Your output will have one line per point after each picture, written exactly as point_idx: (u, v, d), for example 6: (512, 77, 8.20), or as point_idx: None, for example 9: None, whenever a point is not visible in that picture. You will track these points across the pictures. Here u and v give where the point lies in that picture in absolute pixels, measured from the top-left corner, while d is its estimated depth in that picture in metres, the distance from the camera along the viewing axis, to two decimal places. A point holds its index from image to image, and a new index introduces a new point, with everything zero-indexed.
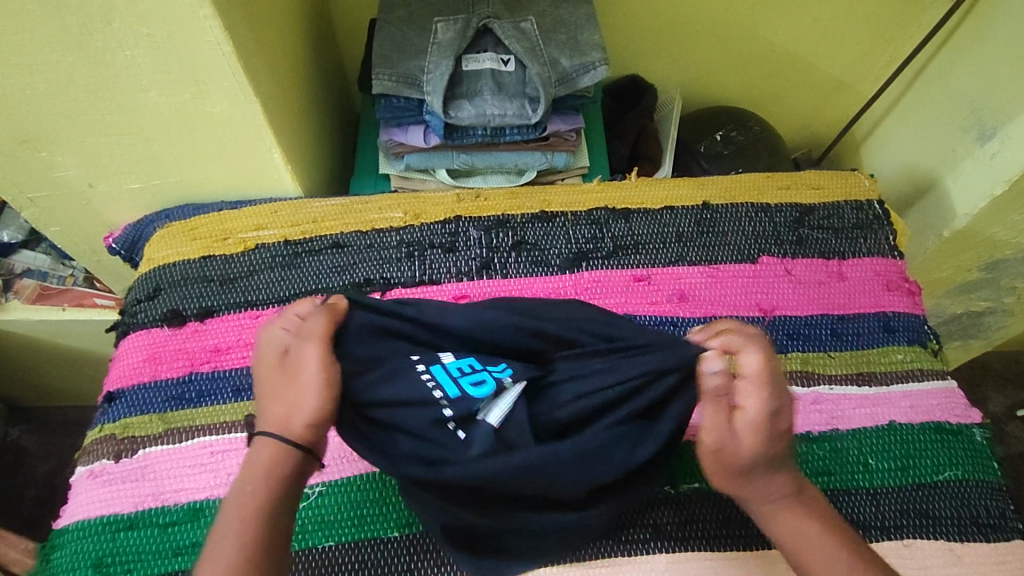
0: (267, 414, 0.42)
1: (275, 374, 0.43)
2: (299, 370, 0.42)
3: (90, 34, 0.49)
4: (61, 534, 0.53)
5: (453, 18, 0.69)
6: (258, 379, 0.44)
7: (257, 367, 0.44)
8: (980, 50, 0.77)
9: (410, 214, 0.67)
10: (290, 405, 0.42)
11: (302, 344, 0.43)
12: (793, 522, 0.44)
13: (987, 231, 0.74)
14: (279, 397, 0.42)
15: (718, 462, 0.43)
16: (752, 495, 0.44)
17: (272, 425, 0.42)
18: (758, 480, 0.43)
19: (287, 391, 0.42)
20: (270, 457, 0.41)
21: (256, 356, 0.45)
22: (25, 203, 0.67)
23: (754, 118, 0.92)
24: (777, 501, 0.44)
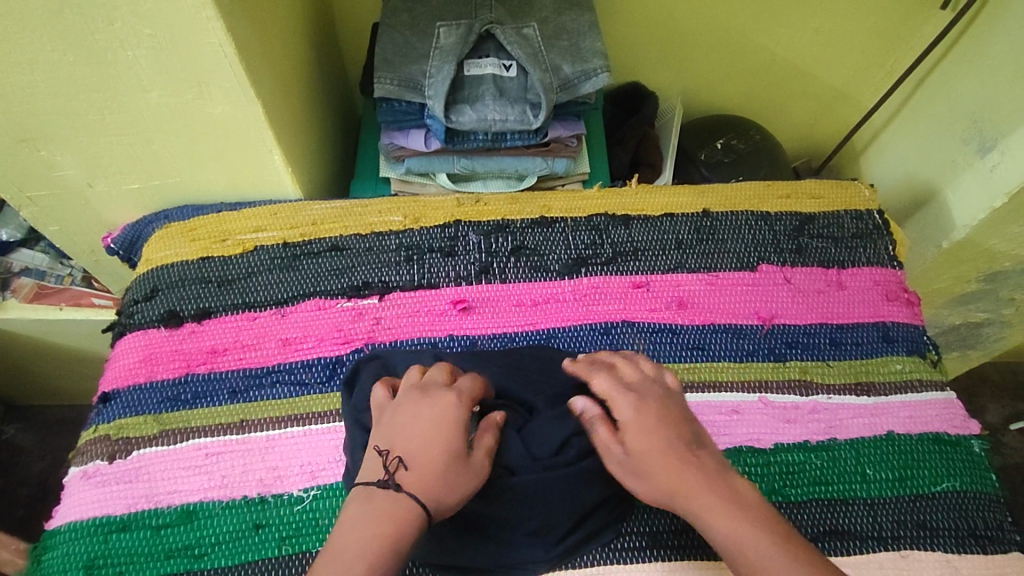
0: (423, 481, 0.41)
1: (454, 455, 0.43)
2: (475, 471, 0.43)
3: (91, 33, 0.49)
4: (52, 535, 0.52)
5: (455, 23, 0.69)
6: (411, 439, 0.43)
7: (420, 426, 0.44)
8: (980, 62, 0.77)
9: (410, 217, 0.67)
10: (446, 495, 0.42)
11: (482, 448, 0.45)
12: (724, 519, 0.42)
13: (987, 242, 0.74)
14: (444, 480, 0.42)
15: (636, 471, 0.45)
16: (682, 497, 0.43)
17: (422, 496, 0.41)
18: (678, 478, 0.44)
19: (450, 480, 0.42)
20: (405, 520, 0.40)
21: (425, 414, 0.44)
22: (24, 201, 0.67)
23: (754, 126, 0.92)
24: (701, 495, 0.43)
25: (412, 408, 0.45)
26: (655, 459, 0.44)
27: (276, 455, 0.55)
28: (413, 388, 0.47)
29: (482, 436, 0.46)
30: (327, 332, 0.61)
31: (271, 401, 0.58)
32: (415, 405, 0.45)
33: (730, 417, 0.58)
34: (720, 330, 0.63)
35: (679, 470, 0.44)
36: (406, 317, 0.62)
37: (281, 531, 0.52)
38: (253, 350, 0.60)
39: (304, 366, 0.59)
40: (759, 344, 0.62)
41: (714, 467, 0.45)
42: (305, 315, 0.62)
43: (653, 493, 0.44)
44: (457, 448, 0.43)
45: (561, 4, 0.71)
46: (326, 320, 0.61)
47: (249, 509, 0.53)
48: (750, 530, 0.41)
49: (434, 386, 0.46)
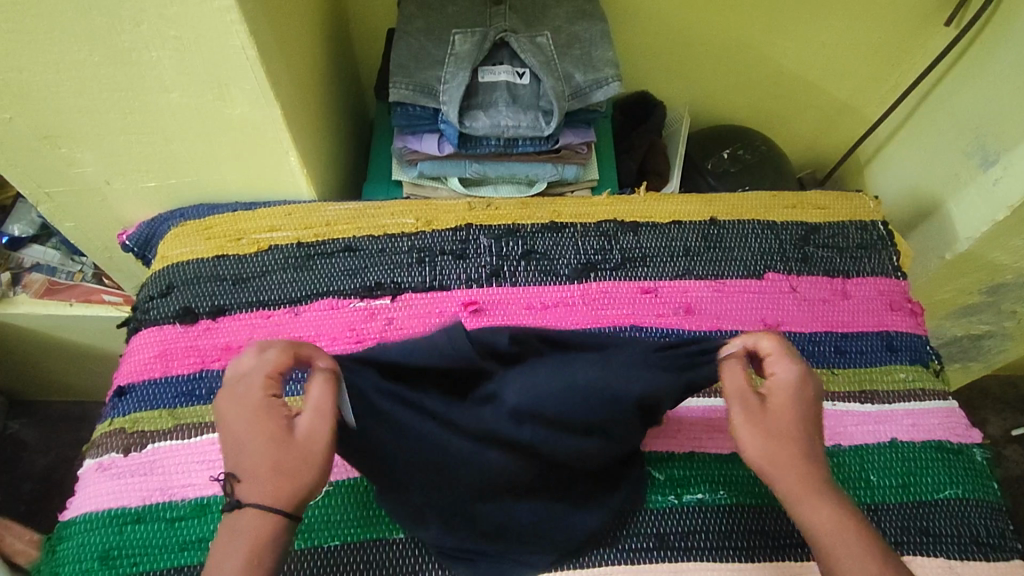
0: (258, 485, 0.40)
1: (268, 440, 0.41)
2: (307, 445, 0.41)
3: (117, 34, 0.50)
4: (67, 526, 0.53)
5: (470, 30, 0.70)
6: (227, 444, 0.41)
7: (240, 430, 0.41)
8: (984, 78, 0.78)
9: (422, 220, 0.68)
10: (306, 481, 0.40)
11: (308, 415, 0.42)
12: (820, 510, 0.43)
13: (989, 255, 0.75)
14: (277, 469, 0.40)
15: (754, 430, 0.46)
16: (789, 473, 0.44)
17: (269, 496, 0.39)
18: (793, 454, 0.44)
19: (291, 468, 0.40)
20: (260, 530, 0.39)
21: (233, 412, 0.42)
22: (42, 197, 0.68)
23: (760, 137, 0.93)
24: (809, 482, 0.44)
25: (228, 408, 0.42)
26: (774, 428, 0.45)
27: None
28: (230, 382, 0.44)
29: (309, 397, 0.43)
30: (340, 331, 0.62)
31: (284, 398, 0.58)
32: (228, 405, 0.42)
33: None
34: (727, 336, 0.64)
35: (794, 446, 0.45)
36: (417, 317, 0.63)
37: None
38: None
39: None
40: None
41: (826, 467, 0.45)
42: (318, 314, 0.62)
43: (762, 457, 0.45)
44: (274, 431, 0.41)
45: (574, 13, 0.72)
46: (339, 320, 0.62)
47: None
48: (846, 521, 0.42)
49: (236, 379, 0.43)
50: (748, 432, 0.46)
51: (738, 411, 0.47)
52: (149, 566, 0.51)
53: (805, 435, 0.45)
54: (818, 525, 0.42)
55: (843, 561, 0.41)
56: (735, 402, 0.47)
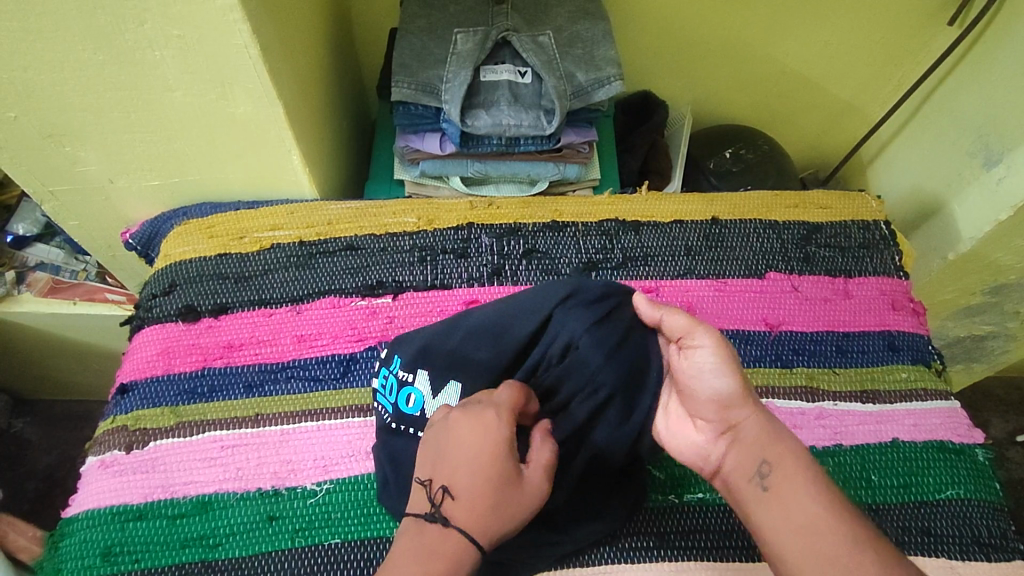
0: (472, 512, 0.42)
1: (499, 479, 0.43)
2: (529, 498, 0.44)
3: (121, 33, 0.50)
4: (70, 523, 0.53)
5: (472, 30, 0.70)
6: (456, 464, 0.43)
7: (478, 455, 0.43)
8: (989, 77, 0.78)
9: (424, 219, 0.68)
10: (501, 523, 0.42)
11: (538, 467, 0.45)
12: (793, 451, 0.45)
13: (992, 255, 0.75)
14: (498, 509, 0.42)
15: (727, 358, 0.46)
16: (758, 409, 0.46)
17: (476, 531, 0.41)
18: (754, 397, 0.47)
19: (504, 509, 0.42)
20: (458, 559, 0.41)
21: (476, 438, 0.43)
22: (46, 196, 0.68)
23: (763, 137, 0.93)
24: (771, 426, 0.46)
25: (470, 426, 0.44)
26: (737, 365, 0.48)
27: (290, 449, 0.56)
28: (472, 404, 0.45)
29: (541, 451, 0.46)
30: (342, 330, 0.62)
31: (285, 396, 0.59)
32: (477, 418, 0.44)
33: None
34: (727, 336, 0.64)
35: (752, 390, 0.48)
36: (418, 316, 0.63)
37: (294, 523, 0.53)
38: (268, 346, 0.61)
39: (318, 362, 0.60)
40: (766, 350, 0.63)
41: None
42: (319, 312, 0.63)
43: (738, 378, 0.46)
44: (513, 471, 0.43)
45: (576, 13, 0.73)
46: (340, 318, 0.63)
47: (263, 502, 0.54)
48: (808, 461, 0.44)
49: (474, 406, 0.45)
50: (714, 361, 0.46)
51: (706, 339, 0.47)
52: (150, 562, 0.51)
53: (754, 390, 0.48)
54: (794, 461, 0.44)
55: (813, 497, 0.42)
56: (700, 329, 0.48)
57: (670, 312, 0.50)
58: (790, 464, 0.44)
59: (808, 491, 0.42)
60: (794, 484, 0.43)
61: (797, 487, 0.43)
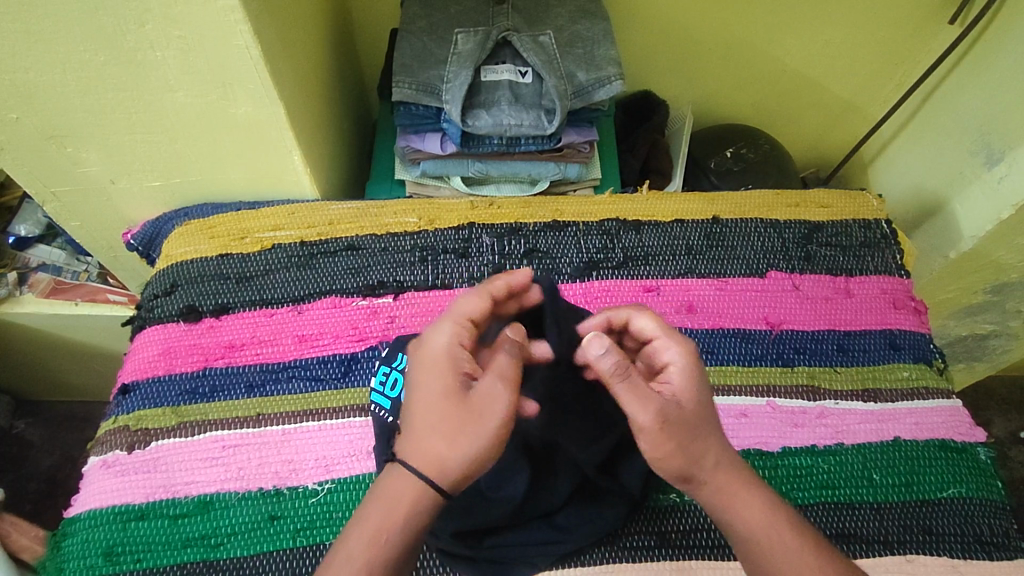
0: (416, 445, 0.42)
1: (437, 406, 0.42)
2: (474, 417, 0.41)
3: (122, 34, 0.50)
4: (72, 522, 0.53)
5: (473, 30, 0.70)
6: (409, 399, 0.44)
7: (421, 387, 0.43)
8: (990, 75, 0.78)
9: (425, 219, 0.68)
10: (444, 449, 0.41)
11: (486, 379, 0.42)
12: (750, 509, 0.43)
13: (994, 254, 0.75)
14: (437, 435, 0.41)
15: (671, 442, 0.42)
16: (711, 476, 0.43)
17: (420, 463, 0.41)
18: (710, 455, 0.43)
19: (445, 432, 0.41)
20: (402, 497, 0.41)
21: (419, 370, 0.44)
22: (48, 197, 0.68)
23: (764, 136, 0.93)
24: (730, 485, 0.44)
25: (415, 362, 0.45)
26: (687, 432, 0.42)
27: (291, 449, 0.56)
28: (425, 334, 0.46)
29: (495, 362, 0.42)
30: (343, 330, 0.62)
31: (286, 396, 0.59)
32: (425, 350, 0.45)
33: (737, 420, 0.59)
34: (728, 335, 0.64)
35: (711, 445, 0.44)
36: (419, 316, 0.63)
37: (296, 522, 0.53)
38: (269, 346, 0.61)
39: (319, 362, 0.60)
40: (767, 349, 0.63)
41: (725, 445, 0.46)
42: (321, 312, 0.63)
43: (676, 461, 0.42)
44: (453, 394, 0.42)
45: (576, 13, 0.73)
46: (341, 318, 0.63)
47: (265, 501, 0.54)
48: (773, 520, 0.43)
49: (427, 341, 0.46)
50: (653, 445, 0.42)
51: (648, 419, 0.41)
52: (152, 562, 0.51)
53: (715, 440, 0.44)
54: (749, 524, 0.43)
55: (779, 561, 0.42)
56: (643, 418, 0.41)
57: (624, 382, 0.42)
58: (749, 529, 0.43)
59: (772, 559, 0.42)
60: (752, 546, 0.43)
61: (759, 551, 0.43)
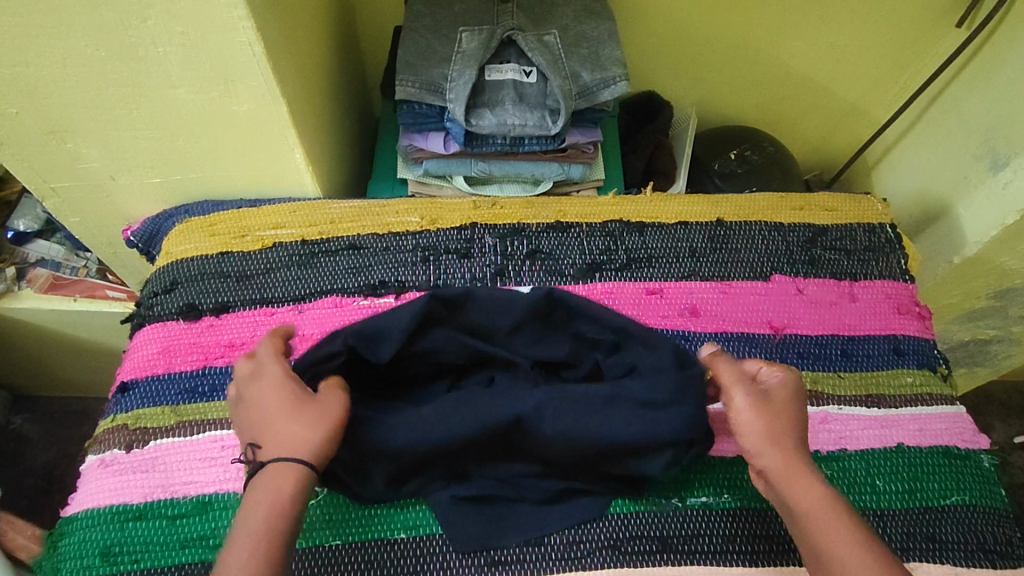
0: (274, 439, 0.46)
1: (286, 402, 0.47)
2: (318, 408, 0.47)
3: (124, 29, 0.50)
4: (69, 522, 0.53)
5: (477, 29, 0.70)
6: (248, 406, 0.48)
7: (257, 397, 0.48)
8: (997, 80, 0.78)
9: (427, 219, 0.68)
10: (303, 436, 0.46)
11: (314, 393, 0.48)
12: (810, 491, 0.46)
13: (997, 259, 0.75)
14: (290, 428, 0.46)
15: (761, 413, 0.49)
16: (777, 455, 0.48)
17: (283, 451, 0.45)
18: (784, 441, 0.48)
19: (304, 422, 0.47)
20: (283, 479, 0.45)
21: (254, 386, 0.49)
22: (47, 192, 0.67)
23: (768, 138, 0.93)
24: (791, 467, 0.47)
25: (248, 385, 0.49)
26: (775, 413, 0.49)
27: None
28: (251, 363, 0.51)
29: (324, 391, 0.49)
30: None
31: None
32: (238, 393, 0.50)
33: None
34: (732, 338, 0.63)
35: (790, 458, 0.48)
36: None
37: None
38: None
39: None
40: (770, 353, 0.63)
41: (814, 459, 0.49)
42: (322, 312, 0.62)
43: (758, 436, 0.48)
44: (295, 395, 0.48)
45: (581, 12, 0.72)
46: (342, 318, 0.62)
47: None
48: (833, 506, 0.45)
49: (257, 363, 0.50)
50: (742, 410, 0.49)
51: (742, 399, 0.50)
52: (150, 563, 0.51)
53: (794, 432, 0.49)
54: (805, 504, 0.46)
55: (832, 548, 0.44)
56: (736, 388, 0.50)
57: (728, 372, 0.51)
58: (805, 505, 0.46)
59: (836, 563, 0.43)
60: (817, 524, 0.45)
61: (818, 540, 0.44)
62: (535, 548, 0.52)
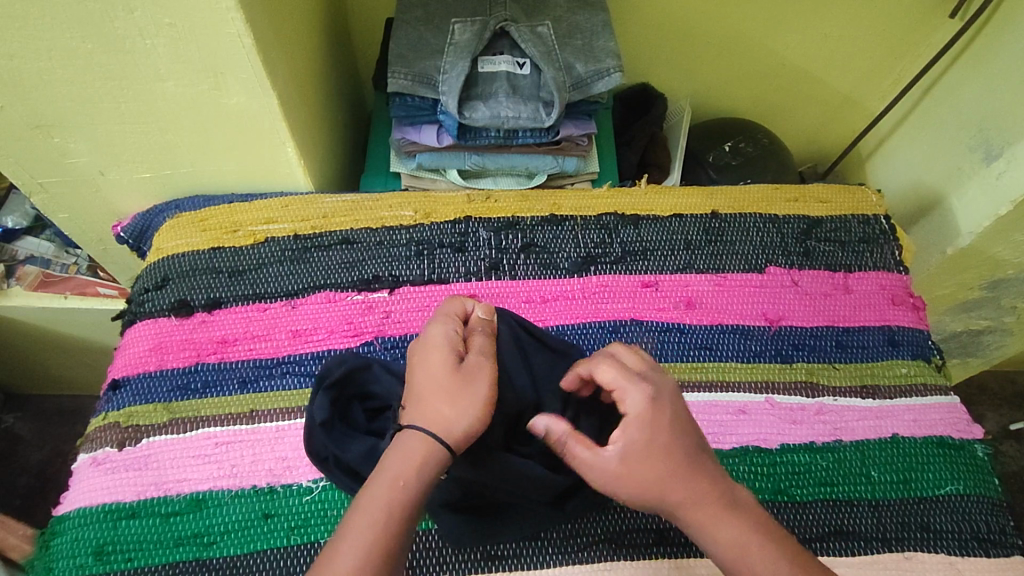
0: (421, 406, 0.44)
1: (446, 366, 0.45)
2: (478, 378, 0.45)
3: (111, 21, 0.49)
4: (61, 521, 0.53)
5: (470, 20, 0.69)
6: (412, 370, 0.47)
7: (419, 360, 0.47)
8: (990, 70, 0.77)
9: (421, 212, 0.67)
10: (447, 408, 0.43)
11: (475, 355, 0.47)
12: (731, 530, 0.42)
13: (990, 250, 0.75)
14: (441, 396, 0.44)
15: (625, 482, 0.42)
16: (682, 507, 0.42)
17: (424, 419, 0.43)
18: (676, 489, 0.42)
19: (453, 394, 0.44)
20: (419, 450, 0.42)
21: (416, 353, 0.48)
22: (35, 188, 0.66)
23: (763, 130, 0.93)
24: (702, 513, 0.42)
25: (413, 347, 0.48)
26: (644, 470, 0.42)
27: (285, 446, 0.55)
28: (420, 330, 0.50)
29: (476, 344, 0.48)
30: (338, 324, 0.61)
31: (279, 393, 0.58)
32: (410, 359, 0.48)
33: (737, 416, 0.58)
34: (727, 330, 0.63)
35: (685, 502, 0.42)
36: (415, 311, 0.62)
37: (292, 520, 0.52)
38: (263, 341, 0.60)
39: (313, 358, 0.60)
40: (765, 345, 0.63)
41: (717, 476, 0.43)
42: (315, 307, 0.62)
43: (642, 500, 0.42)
44: (452, 360, 0.46)
45: (575, 3, 0.72)
46: (335, 313, 0.62)
47: (258, 500, 0.53)
48: (754, 543, 0.41)
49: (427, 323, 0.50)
50: (612, 477, 0.42)
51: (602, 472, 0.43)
52: (144, 561, 0.51)
53: (678, 476, 0.42)
54: (725, 549, 0.41)
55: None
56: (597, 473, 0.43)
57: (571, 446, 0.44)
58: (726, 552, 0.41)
59: None
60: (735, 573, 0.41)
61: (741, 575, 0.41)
62: (532, 543, 0.52)
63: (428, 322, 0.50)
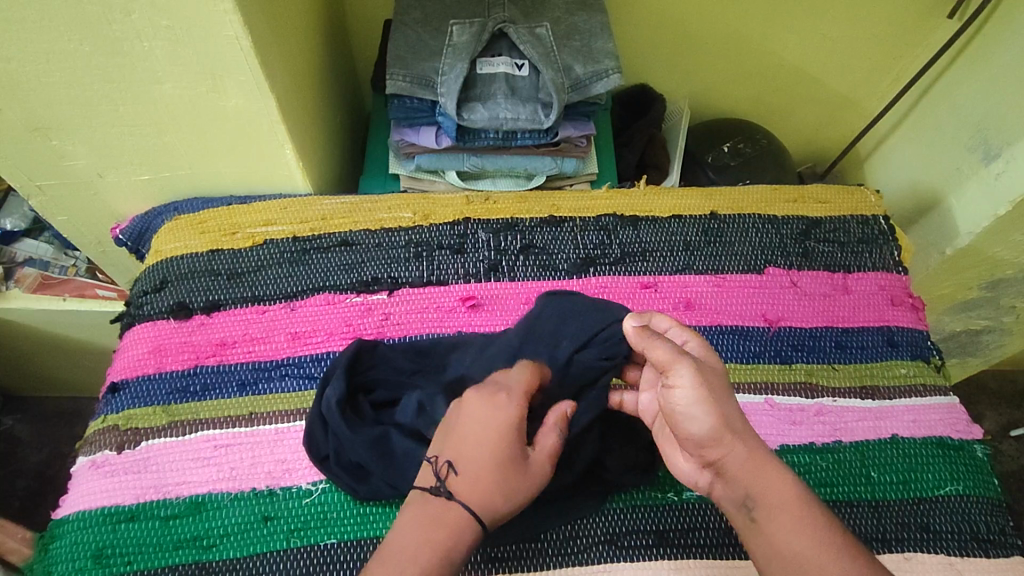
0: (474, 486, 0.43)
1: (513, 455, 0.45)
2: (535, 476, 0.45)
3: (108, 24, 0.49)
4: (59, 524, 0.52)
5: (468, 21, 0.69)
6: (468, 438, 0.45)
7: (481, 435, 0.45)
8: (989, 70, 0.77)
9: (420, 214, 0.67)
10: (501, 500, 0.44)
11: (541, 451, 0.46)
12: (780, 482, 0.43)
13: (989, 250, 0.75)
14: (499, 487, 0.44)
15: (703, 391, 0.44)
16: (743, 440, 0.44)
17: (474, 502, 0.43)
18: (737, 414, 0.45)
19: (509, 487, 0.44)
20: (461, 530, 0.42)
21: (477, 423, 0.45)
22: (33, 190, 0.66)
23: (761, 130, 0.92)
24: (756, 456, 0.44)
25: (475, 412, 0.46)
26: (719, 388, 0.46)
27: (284, 449, 0.55)
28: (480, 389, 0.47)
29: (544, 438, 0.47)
30: (337, 326, 0.61)
31: (278, 395, 0.58)
32: (459, 413, 0.46)
33: None
34: (726, 331, 0.63)
35: (744, 435, 0.44)
36: (414, 313, 0.62)
37: (291, 523, 0.52)
38: (262, 344, 0.60)
39: (313, 360, 0.60)
40: (765, 346, 0.63)
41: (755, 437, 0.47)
42: (314, 309, 0.62)
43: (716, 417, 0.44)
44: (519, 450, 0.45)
45: (573, 5, 0.72)
46: (334, 315, 0.62)
47: (258, 502, 0.53)
48: (797, 493, 0.43)
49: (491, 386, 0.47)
50: (696, 382, 0.45)
51: (681, 375, 0.45)
52: (143, 564, 0.51)
53: (738, 410, 0.46)
54: (780, 493, 0.43)
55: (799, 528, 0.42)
56: (680, 363, 0.45)
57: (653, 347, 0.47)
58: (775, 498, 0.43)
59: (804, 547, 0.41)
60: (778, 520, 0.42)
61: (789, 520, 0.42)
62: (532, 544, 0.52)
63: (497, 388, 0.47)
